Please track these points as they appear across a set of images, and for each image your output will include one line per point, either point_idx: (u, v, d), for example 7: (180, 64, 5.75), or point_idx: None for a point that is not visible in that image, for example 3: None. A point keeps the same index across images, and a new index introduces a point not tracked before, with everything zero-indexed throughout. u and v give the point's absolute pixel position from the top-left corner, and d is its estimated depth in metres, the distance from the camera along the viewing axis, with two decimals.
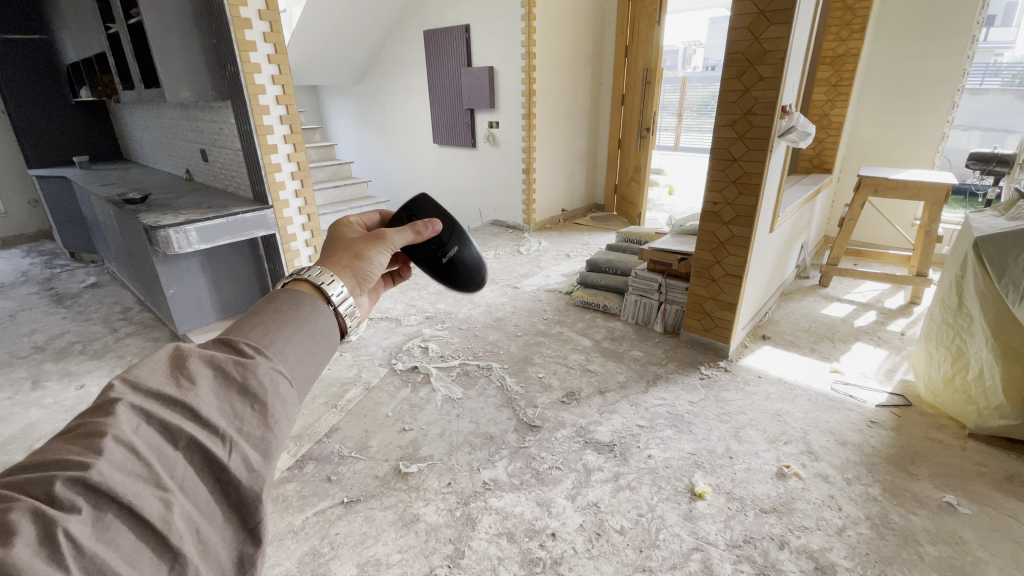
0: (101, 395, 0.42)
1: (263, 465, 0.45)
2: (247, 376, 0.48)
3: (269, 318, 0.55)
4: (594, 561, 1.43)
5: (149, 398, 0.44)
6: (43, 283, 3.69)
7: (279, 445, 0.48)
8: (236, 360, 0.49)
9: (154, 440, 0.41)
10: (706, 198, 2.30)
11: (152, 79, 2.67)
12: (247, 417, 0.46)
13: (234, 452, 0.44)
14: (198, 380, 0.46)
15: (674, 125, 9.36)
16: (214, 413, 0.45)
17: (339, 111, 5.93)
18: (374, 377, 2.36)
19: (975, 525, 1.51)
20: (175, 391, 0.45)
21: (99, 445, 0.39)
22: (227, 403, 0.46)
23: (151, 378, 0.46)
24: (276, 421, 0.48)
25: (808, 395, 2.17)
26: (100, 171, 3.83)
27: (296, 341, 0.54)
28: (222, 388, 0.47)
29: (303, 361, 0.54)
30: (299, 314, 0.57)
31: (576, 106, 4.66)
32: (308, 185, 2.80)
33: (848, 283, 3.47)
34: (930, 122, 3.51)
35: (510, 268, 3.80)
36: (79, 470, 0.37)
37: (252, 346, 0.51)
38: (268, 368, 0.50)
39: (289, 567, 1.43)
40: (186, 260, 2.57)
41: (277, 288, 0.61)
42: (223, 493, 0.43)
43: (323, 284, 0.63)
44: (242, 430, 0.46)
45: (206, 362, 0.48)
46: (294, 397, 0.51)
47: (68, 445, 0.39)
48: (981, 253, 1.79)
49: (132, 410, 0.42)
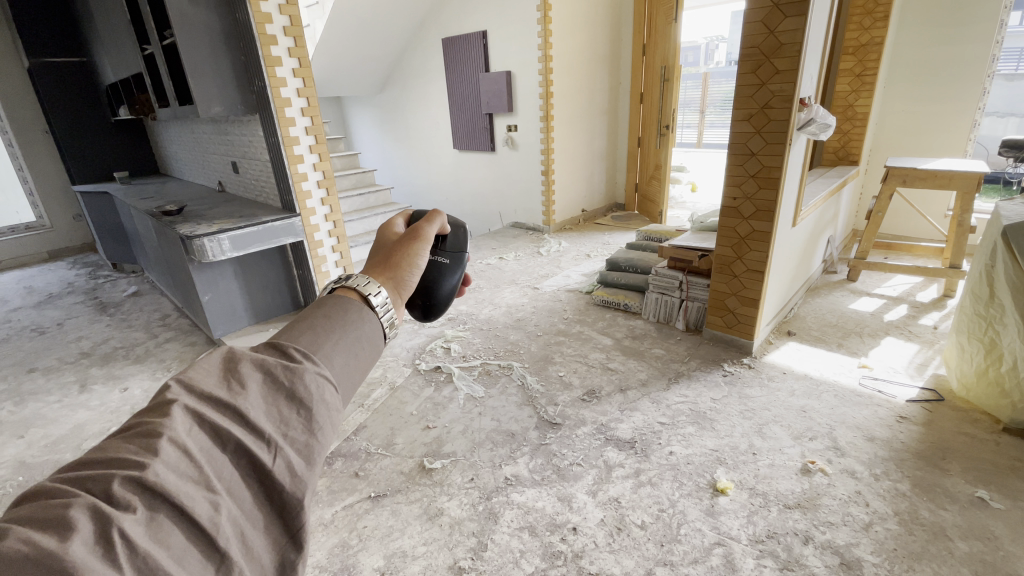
0: (157, 397, 0.41)
1: (307, 472, 0.42)
2: (294, 381, 0.45)
3: (318, 324, 0.52)
4: (614, 555, 1.45)
5: (201, 401, 0.42)
6: (89, 293, 3.92)
7: (324, 455, 0.44)
8: (285, 365, 0.46)
9: (204, 445, 0.39)
10: (725, 193, 2.28)
11: (185, 96, 2.81)
12: (294, 422, 0.43)
13: (279, 457, 0.41)
14: (248, 384, 0.44)
15: (696, 122, 9.22)
16: (262, 418, 0.42)
17: (362, 120, 6.07)
18: (399, 377, 2.42)
19: (1009, 521, 1.46)
20: (226, 394, 0.43)
21: (155, 447, 0.37)
22: (275, 408, 0.44)
23: (205, 381, 0.44)
24: (322, 429, 0.45)
25: (834, 390, 2.14)
26: (139, 185, 4.04)
27: (343, 347, 0.51)
28: (270, 393, 0.44)
29: (350, 369, 0.51)
30: (347, 320, 0.54)
31: (593, 107, 4.67)
32: (333, 192, 2.90)
33: (878, 277, 3.38)
34: (961, 109, 3.39)
35: (530, 269, 3.84)
36: (135, 470, 0.35)
37: (301, 351, 0.49)
38: (315, 374, 0.47)
39: (319, 558, 1.49)
40: (220, 267, 2.68)
41: (324, 296, 0.59)
42: (268, 499, 0.40)
43: (370, 293, 0.59)
44: (288, 436, 0.43)
45: (257, 366, 0.46)
46: (341, 404, 0.48)
47: (125, 444, 0.38)
48: (1011, 241, 1.74)
49: (186, 413, 0.40)
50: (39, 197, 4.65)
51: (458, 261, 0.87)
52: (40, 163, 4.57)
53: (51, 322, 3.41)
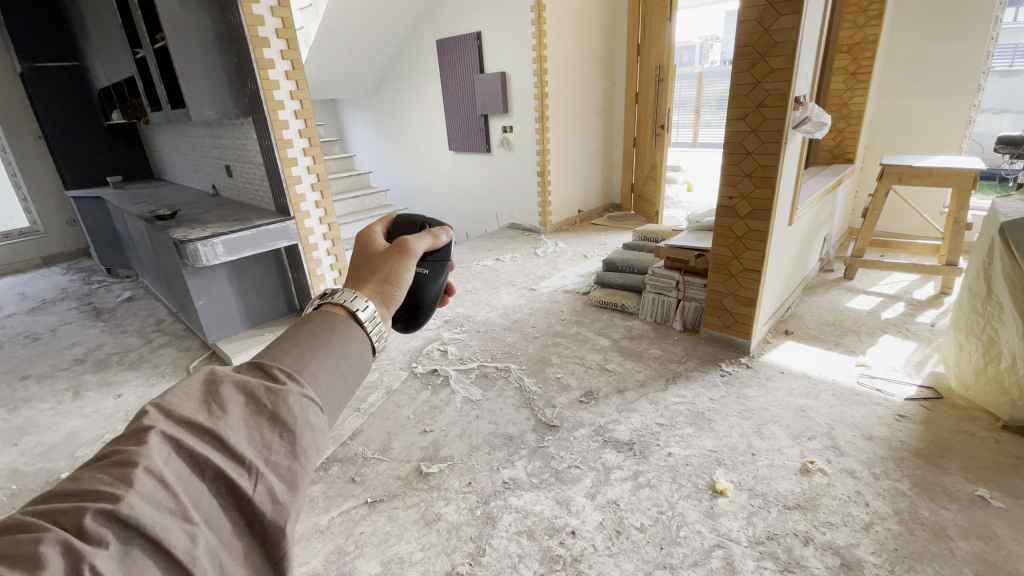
0: (133, 423, 0.40)
1: (290, 499, 0.41)
2: (277, 403, 0.44)
3: (303, 342, 0.52)
4: (614, 559, 1.44)
5: (180, 425, 0.41)
6: (83, 298, 3.89)
7: (308, 478, 0.43)
8: (268, 387, 0.45)
9: (182, 473, 0.38)
10: (721, 193, 2.27)
11: (178, 99, 2.78)
12: (276, 446, 0.42)
13: (260, 484, 0.40)
14: (229, 408, 0.43)
15: (692, 121, 9.24)
16: (243, 442, 0.41)
17: (357, 122, 6.05)
18: (396, 380, 2.41)
19: (1010, 519, 1.46)
20: (206, 419, 0.42)
21: (130, 477, 0.35)
22: (257, 431, 0.42)
23: (185, 405, 0.43)
24: (306, 452, 0.44)
25: (832, 389, 2.13)
26: (133, 189, 4.01)
27: (329, 366, 0.51)
28: (252, 416, 0.43)
29: (336, 387, 0.50)
30: (334, 336, 0.53)
31: (588, 107, 4.67)
32: (328, 195, 2.88)
33: (874, 275, 3.38)
34: (956, 106, 3.40)
35: (527, 270, 3.82)
36: (109, 502, 0.34)
37: (285, 371, 0.48)
38: (299, 396, 0.46)
39: (315, 566, 1.48)
40: (214, 272, 2.66)
41: (310, 311, 0.58)
42: (248, 528, 0.39)
43: (356, 308, 0.58)
44: (270, 460, 0.41)
45: (239, 388, 0.45)
46: (326, 425, 0.47)
47: (99, 475, 0.36)
48: (1008, 238, 1.74)
49: (163, 439, 0.39)
50: (33, 202, 4.62)
51: (441, 267, 0.84)
52: (32, 168, 4.54)
53: (44, 328, 3.38)
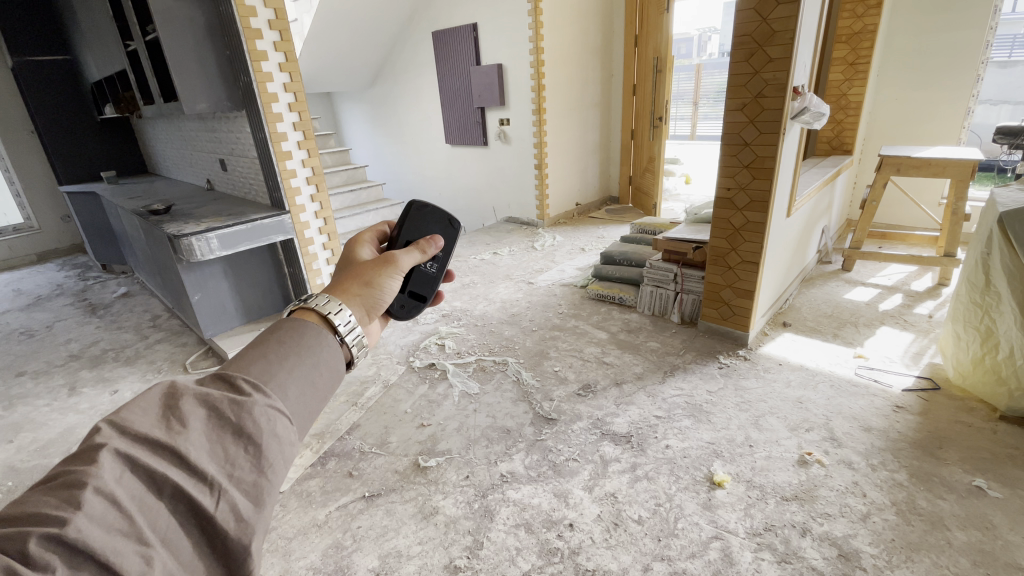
0: (85, 441, 0.41)
1: (254, 515, 0.43)
2: (242, 416, 0.47)
3: (271, 352, 0.54)
4: (611, 551, 1.44)
5: (134, 442, 0.43)
6: (78, 295, 3.86)
7: (273, 491, 0.46)
8: (232, 399, 0.48)
9: (136, 492, 0.40)
10: (718, 184, 2.26)
11: (169, 92, 2.75)
12: (240, 461, 0.45)
13: (222, 501, 0.42)
14: (190, 422, 0.45)
15: (690, 114, 9.25)
16: (204, 457, 0.43)
17: (352, 116, 6.00)
18: (393, 375, 2.40)
19: (1007, 509, 1.46)
20: (164, 434, 0.44)
21: (78, 499, 0.37)
22: (220, 447, 0.45)
23: (141, 421, 0.44)
24: (272, 465, 0.46)
25: (830, 380, 2.13)
26: (127, 184, 3.98)
27: (297, 376, 0.54)
28: (214, 429, 0.46)
29: (304, 397, 0.53)
30: (303, 345, 0.56)
31: (585, 99, 4.63)
32: (323, 189, 2.86)
33: (872, 267, 3.37)
34: (954, 96, 3.38)
35: (524, 264, 3.81)
36: (54, 526, 0.36)
37: (250, 382, 0.50)
38: (265, 407, 0.48)
39: (313, 560, 1.48)
40: (210, 267, 2.64)
41: (284, 316, 0.61)
42: (210, 546, 0.42)
43: (331, 313, 0.62)
44: (234, 476, 0.44)
45: (200, 401, 0.47)
46: (294, 436, 0.50)
47: (46, 496, 0.38)
48: (1007, 229, 1.74)
49: (116, 457, 0.41)
50: (26, 198, 4.58)
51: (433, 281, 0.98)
52: (25, 163, 4.50)
53: (40, 324, 3.37)
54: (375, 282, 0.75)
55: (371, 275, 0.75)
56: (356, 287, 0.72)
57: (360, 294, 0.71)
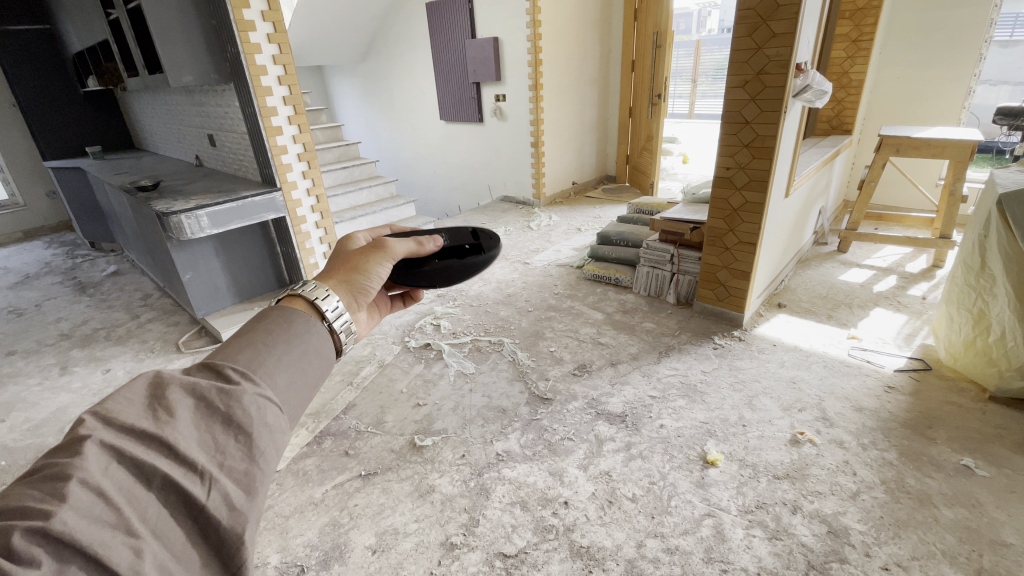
0: (68, 433, 0.40)
1: (247, 504, 0.42)
2: (231, 404, 0.46)
3: (259, 340, 0.53)
4: (606, 528, 1.46)
5: (120, 433, 0.41)
6: (67, 273, 3.80)
7: (265, 480, 0.45)
8: (220, 388, 0.46)
9: (124, 483, 0.39)
10: (718, 164, 2.23)
11: (154, 64, 2.66)
12: (231, 450, 0.44)
13: (214, 491, 0.41)
14: (177, 412, 0.44)
15: (689, 92, 9.11)
16: (194, 447, 0.42)
17: (344, 91, 5.86)
18: (388, 355, 2.39)
19: (993, 487, 1.49)
20: (151, 424, 0.42)
21: (63, 491, 0.36)
22: (209, 436, 0.44)
23: (126, 412, 0.43)
24: (263, 453, 0.45)
25: (824, 361, 2.15)
26: (114, 160, 3.88)
27: (286, 363, 0.52)
28: (203, 418, 0.44)
29: (295, 384, 0.52)
30: (292, 332, 0.55)
31: (582, 76, 4.54)
32: (315, 166, 2.79)
33: (867, 248, 3.37)
34: (956, 75, 3.34)
35: (520, 243, 3.79)
36: (38, 520, 0.34)
37: (239, 371, 0.49)
38: (255, 395, 0.47)
39: (310, 538, 1.49)
40: (201, 245, 2.60)
41: (271, 304, 0.60)
42: (203, 535, 0.40)
43: (318, 299, 0.61)
44: (225, 465, 0.43)
45: (187, 391, 0.45)
46: (285, 424, 0.49)
47: (29, 490, 0.36)
48: (1005, 210, 1.73)
49: (102, 447, 0.40)
50: (10, 173, 4.47)
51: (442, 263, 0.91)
52: (7, 137, 4.36)
53: (28, 303, 3.32)
54: (363, 266, 0.74)
55: (358, 261, 0.74)
56: (341, 273, 0.71)
57: (344, 277, 0.71)
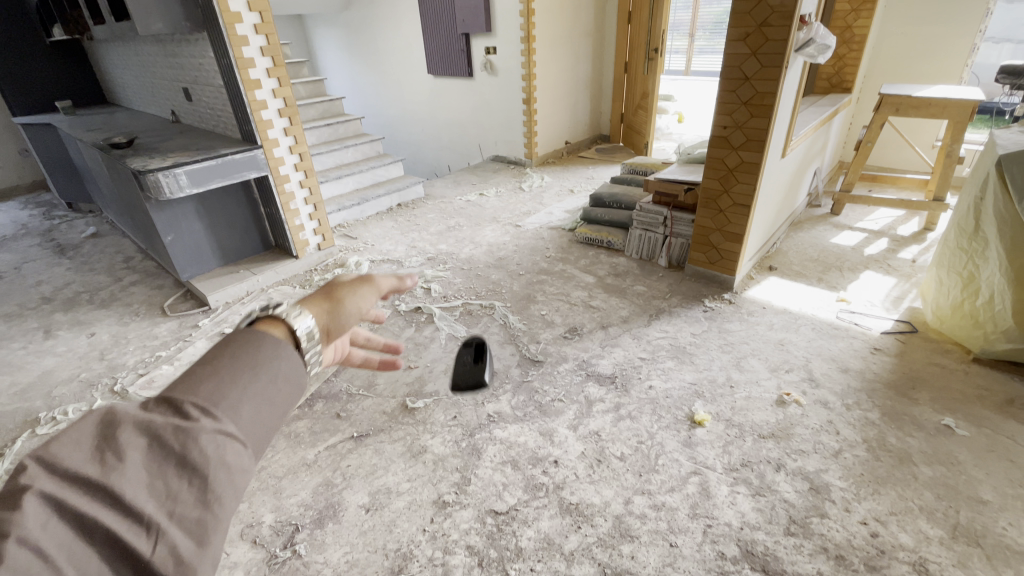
0: (9, 481, 0.39)
1: (196, 554, 0.42)
2: (186, 446, 0.44)
3: (223, 368, 0.51)
4: (594, 485, 1.49)
5: (65, 481, 0.40)
6: (45, 234, 3.68)
7: (219, 526, 0.44)
8: (175, 426, 0.45)
9: (65, 538, 0.38)
10: (715, 123, 2.17)
11: (121, 10, 2.49)
12: (182, 498, 0.43)
13: (161, 543, 0.40)
14: (127, 457, 0.42)
15: (686, 48, 8.79)
16: (141, 497, 0.41)
17: (327, 43, 5.57)
18: (379, 318, 2.36)
19: (972, 445, 1.53)
20: (99, 470, 0.41)
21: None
22: (160, 483, 0.43)
23: (73, 455, 0.42)
24: (218, 498, 0.44)
25: (812, 323, 2.16)
26: (86, 115, 3.69)
27: (250, 392, 0.50)
28: (155, 462, 0.43)
29: (259, 415, 0.50)
30: (259, 357, 0.53)
31: (577, 28, 4.34)
32: (297, 122, 2.67)
33: (860, 211, 3.35)
34: (961, 31, 3.23)
35: (511, 205, 3.72)
36: None
37: (197, 406, 0.47)
38: (211, 435, 0.46)
39: (304, 497, 1.51)
40: (181, 206, 2.51)
41: (245, 324, 0.57)
42: None
43: (294, 323, 0.58)
44: (175, 514, 0.42)
45: (141, 431, 0.44)
46: (244, 462, 0.47)
47: None
48: (1003, 172, 1.71)
49: (43, 498, 0.39)
50: None
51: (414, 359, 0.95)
52: None
53: (7, 265, 3.22)
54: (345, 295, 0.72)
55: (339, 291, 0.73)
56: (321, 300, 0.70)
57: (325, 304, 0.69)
